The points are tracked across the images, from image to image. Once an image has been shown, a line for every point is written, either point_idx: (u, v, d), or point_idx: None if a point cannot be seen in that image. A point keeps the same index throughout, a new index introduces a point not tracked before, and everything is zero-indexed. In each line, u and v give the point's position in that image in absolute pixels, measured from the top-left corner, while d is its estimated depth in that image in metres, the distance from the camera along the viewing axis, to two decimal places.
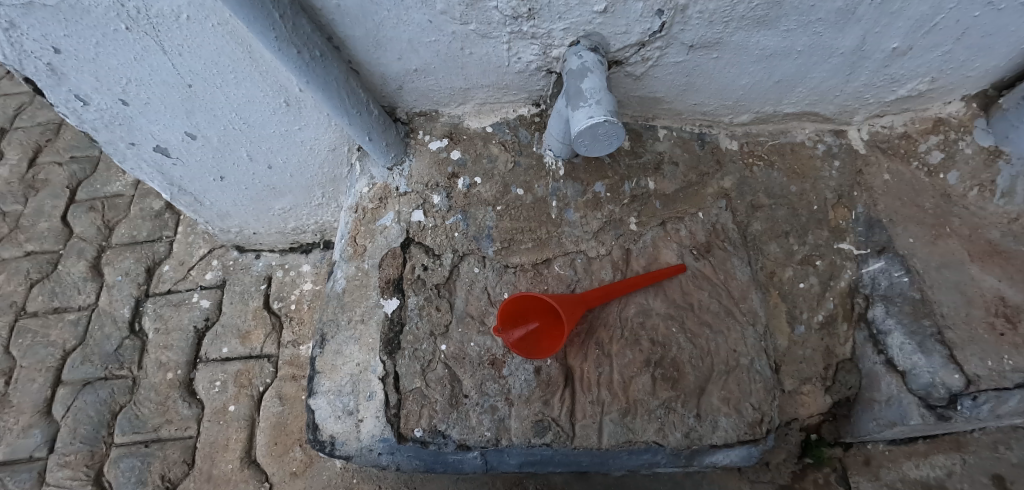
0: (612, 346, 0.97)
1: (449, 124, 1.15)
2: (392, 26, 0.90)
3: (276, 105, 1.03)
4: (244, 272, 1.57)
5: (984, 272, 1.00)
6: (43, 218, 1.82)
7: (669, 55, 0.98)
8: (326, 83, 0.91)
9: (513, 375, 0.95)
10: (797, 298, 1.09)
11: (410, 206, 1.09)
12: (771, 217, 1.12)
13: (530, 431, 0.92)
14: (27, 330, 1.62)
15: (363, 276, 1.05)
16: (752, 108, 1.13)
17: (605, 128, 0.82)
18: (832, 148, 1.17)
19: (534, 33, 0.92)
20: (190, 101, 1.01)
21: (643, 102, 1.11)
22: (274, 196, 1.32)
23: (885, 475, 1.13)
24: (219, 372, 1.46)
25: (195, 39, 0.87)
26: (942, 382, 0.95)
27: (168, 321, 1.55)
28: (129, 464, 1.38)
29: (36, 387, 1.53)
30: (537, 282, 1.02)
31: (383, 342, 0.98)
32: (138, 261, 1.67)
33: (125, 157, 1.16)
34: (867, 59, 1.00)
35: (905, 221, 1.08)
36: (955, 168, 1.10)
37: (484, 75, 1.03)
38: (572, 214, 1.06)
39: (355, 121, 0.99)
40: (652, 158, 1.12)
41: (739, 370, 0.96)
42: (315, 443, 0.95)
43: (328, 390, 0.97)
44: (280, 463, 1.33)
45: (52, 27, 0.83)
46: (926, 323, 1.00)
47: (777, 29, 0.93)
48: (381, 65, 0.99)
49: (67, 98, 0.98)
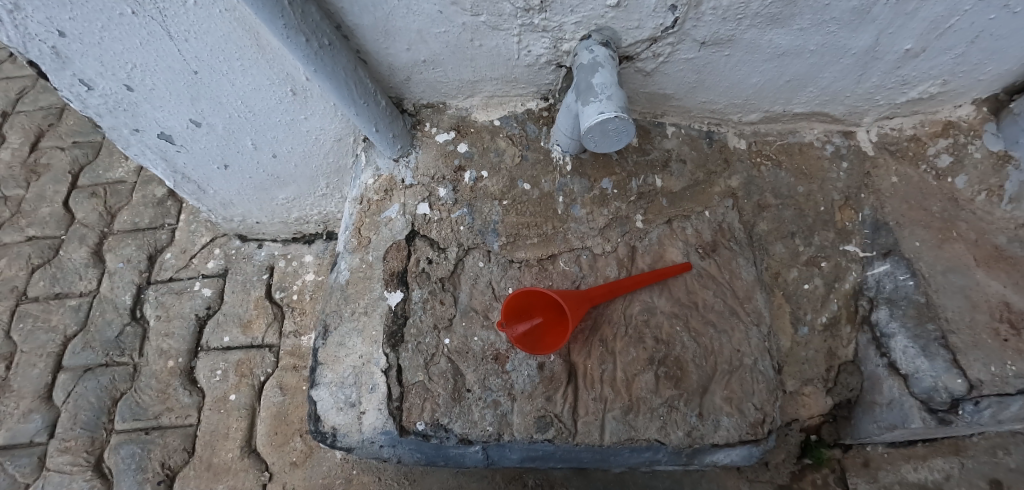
0: (616, 343, 0.97)
1: (456, 117, 1.14)
2: (402, 16, 0.89)
3: (282, 94, 1.02)
4: (246, 261, 1.57)
5: (989, 278, 1.00)
6: (45, 203, 1.81)
7: (681, 51, 0.97)
8: (334, 72, 0.90)
9: (516, 370, 0.95)
10: (802, 299, 1.08)
11: (415, 199, 1.08)
12: (777, 217, 1.12)
13: (532, 427, 0.92)
14: (29, 314, 1.62)
15: (367, 269, 1.04)
16: (761, 106, 1.12)
17: (615, 124, 0.81)
18: (841, 149, 1.16)
19: (546, 26, 0.91)
20: (195, 88, 1.00)
21: (652, 99, 1.10)
22: (278, 185, 1.31)
23: (883, 477, 1.13)
24: (220, 361, 1.46)
25: (202, 25, 0.86)
26: (944, 386, 0.95)
27: (169, 309, 1.54)
28: (129, 451, 1.38)
29: (36, 373, 1.53)
30: (542, 277, 1.01)
31: (386, 335, 0.98)
32: (140, 248, 1.67)
33: (129, 143, 1.15)
34: (879, 60, 0.99)
35: (910, 224, 1.08)
36: (964, 173, 1.09)
37: (493, 68, 1.02)
38: (578, 210, 1.06)
39: (362, 112, 0.98)
40: (660, 155, 1.12)
41: (742, 370, 0.96)
42: (316, 434, 0.94)
43: (330, 382, 0.96)
44: (280, 453, 1.33)
45: (57, 11, 0.82)
46: (930, 327, 1.00)
47: (790, 28, 0.92)
48: (389, 55, 0.98)
49: (71, 82, 0.97)
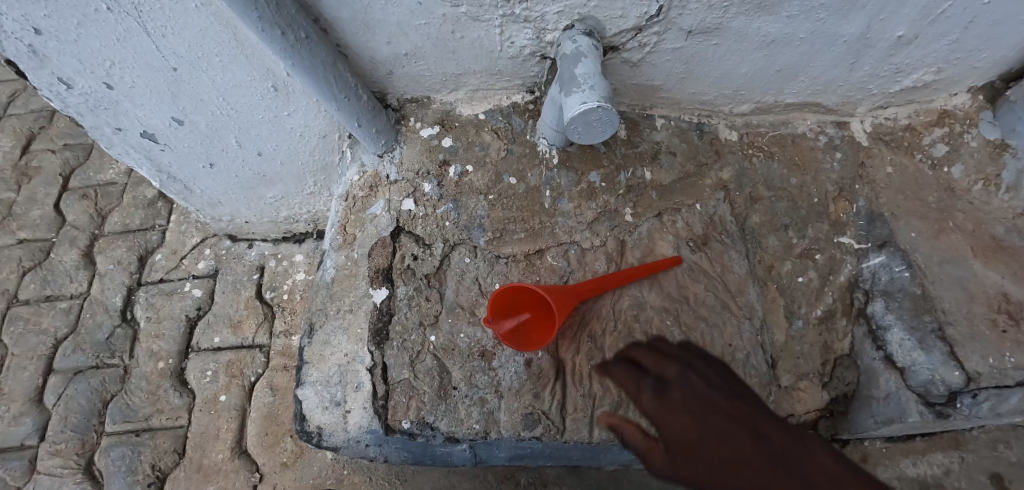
0: (605, 339, 0.95)
1: (441, 111, 1.12)
2: (381, 8, 0.87)
3: (264, 90, 1.01)
4: (236, 261, 1.55)
5: (987, 268, 0.99)
6: (36, 205, 1.80)
7: (667, 41, 0.96)
8: (313, 66, 0.88)
9: (503, 367, 0.93)
10: (796, 292, 1.06)
11: (401, 195, 1.06)
12: (770, 209, 1.10)
13: (520, 425, 0.90)
14: (19, 317, 1.61)
15: (352, 266, 1.03)
16: (752, 97, 1.11)
17: (598, 114, 0.80)
18: (834, 139, 1.14)
19: (528, 17, 0.89)
20: (176, 85, 0.99)
21: (640, 90, 1.09)
22: (265, 184, 1.30)
23: (882, 473, 1.10)
24: (211, 362, 1.45)
25: (179, 20, 0.85)
26: (942, 378, 0.94)
27: (160, 310, 1.53)
28: (120, 453, 1.37)
29: (27, 375, 1.52)
30: (529, 273, 1.00)
31: (371, 332, 0.96)
32: (131, 250, 1.66)
33: (112, 142, 1.14)
34: (871, 47, 0.97)
35: (906, 215, 1.06)
36: (959, 162, 1.07)
37: (477, 61, 1.01)
38: (566, 204, 1.04)
39: (343, 107, 0.97)
40: (649, 148, 1.10)
41: (735, 365, 0.94)
42: (301, 433, 0.93)
43: (316, 381, 0.95)
44: (271, 454, 1.32)
45: (31, 8, 0.81)
46: (928, 319, 0.98)
47: (778, 15, 0.90)
48: (371, 49, 0.97)
49: (50, 81, 0.96)
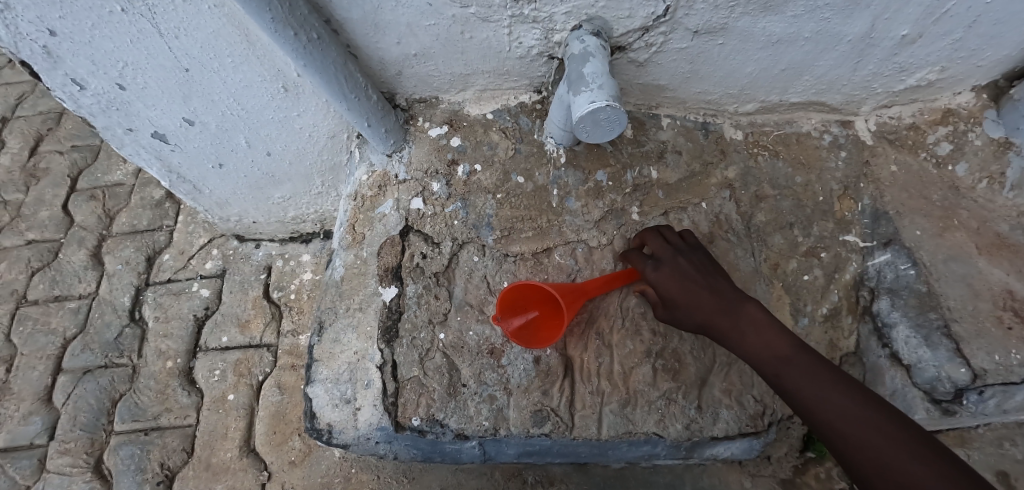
0: (613, 337, 0.95)
1: (449, 111, 1.13)
2: (391, 9, 0.88)
3: (274, 90, 1.02)
4: (244, 261, 1.56)
5: (992, 265, 1.00)
6: (44, 206, 1.81)
7: (673, 41, 0.96)
8: (324, 67, 0.89)
9: (512, 364, 0.94)
10: (802, 290, 1.06)
11: (409, 194, 1.07)
12: (775, 208, 1.10)
13: (529, 421, 0.91)
14: (28, 317, 1.62)
15: (361, 264, 1.03)
16: (756, 96, 1.11)
17: (606, 113, 0.80)
18: (838, 138, 1.15)
19: (536, 17, 0.90)
20: (188, 86, 1.00)
21: (645, 90, 1.09)
22: (273, 184, 1.31)
23: None
24: (219, 361, 1.46)
25: (192, 22, 0.86)
26: (948, 375, 0.95)
27: (168, 310, 1.54)
28: (129, 452, 1.38)
29: (36, 375, 1.53)
30: (537, 271, 1.01)
31: (381, 330, 0.97)
32: (138, 250, 1.67)
33: (123, 143, 1.15)
34: (875, 46, 0.98)
35: (911, 213, 1.07)
36: (964, 160, 1.08)
37: (485, 61, 1.02)
38: (573, 203, 1.05)
39: (353, 107, 0.98)
40: (655, 147, 1.11)
41: (742, 362, 0.95)
42: (312, 431, 0.94)
43: (326, 378, 0.96)
44: (279, 452, 1.33)
45: (47, 9, 0.82)
46: (933, 316, 0.99)
47: (783, 15, 0.91)
48: (380, 49, 0.98)
49: (64, 82, 0.97)
